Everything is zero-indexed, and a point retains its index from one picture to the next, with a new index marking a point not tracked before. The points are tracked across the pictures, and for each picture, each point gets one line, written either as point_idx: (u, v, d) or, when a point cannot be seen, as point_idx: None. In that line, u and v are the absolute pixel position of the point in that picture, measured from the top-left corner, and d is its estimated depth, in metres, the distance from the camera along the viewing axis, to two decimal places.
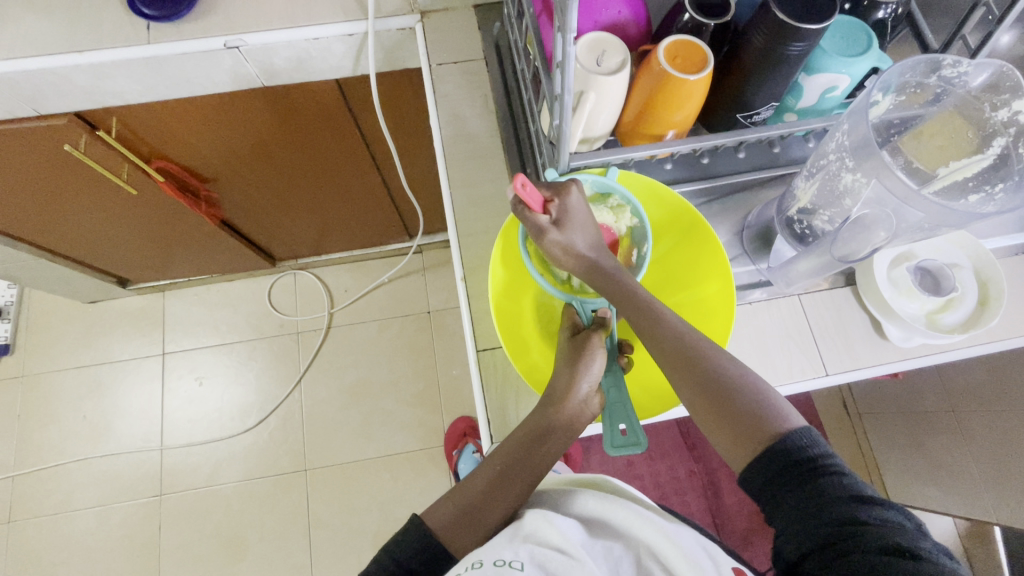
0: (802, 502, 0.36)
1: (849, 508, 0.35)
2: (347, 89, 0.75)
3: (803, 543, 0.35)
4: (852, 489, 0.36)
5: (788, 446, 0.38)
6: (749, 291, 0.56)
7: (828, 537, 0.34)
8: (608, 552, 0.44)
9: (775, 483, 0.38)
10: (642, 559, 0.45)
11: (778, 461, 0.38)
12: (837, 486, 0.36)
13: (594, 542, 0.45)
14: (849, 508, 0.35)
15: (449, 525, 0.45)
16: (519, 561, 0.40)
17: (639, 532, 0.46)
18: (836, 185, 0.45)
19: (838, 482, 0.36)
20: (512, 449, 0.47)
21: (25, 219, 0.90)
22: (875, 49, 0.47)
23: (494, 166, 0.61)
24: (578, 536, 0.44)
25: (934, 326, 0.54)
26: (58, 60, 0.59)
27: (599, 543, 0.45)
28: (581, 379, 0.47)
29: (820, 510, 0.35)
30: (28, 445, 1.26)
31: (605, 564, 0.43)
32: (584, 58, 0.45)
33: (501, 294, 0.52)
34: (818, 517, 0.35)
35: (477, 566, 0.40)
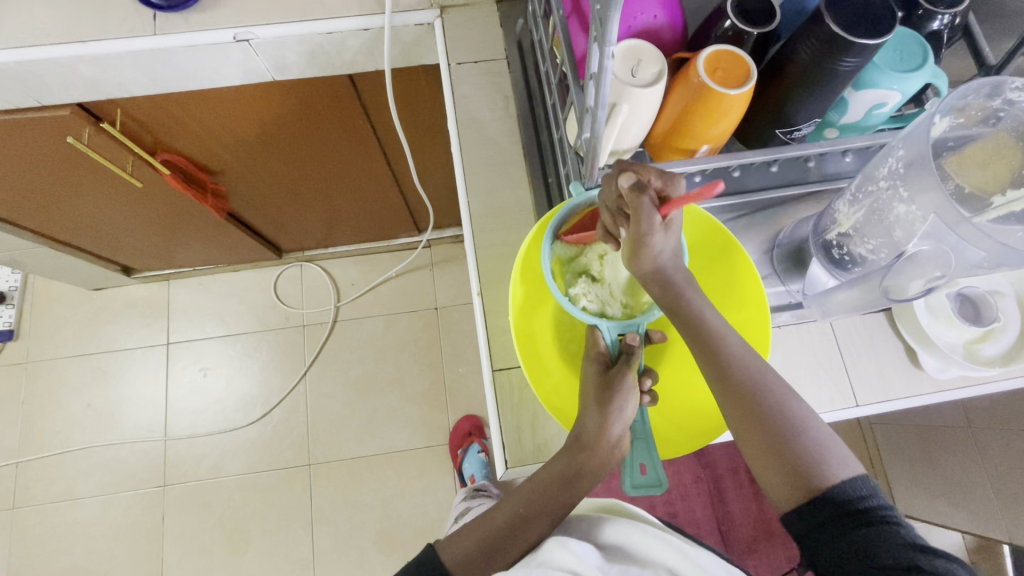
0: (854, 548, 0.35)
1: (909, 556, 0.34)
2: (360, 84, 0.72)
3: None
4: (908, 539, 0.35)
5: (836, 492, 0.37)
6: (778, 314, 0.53)
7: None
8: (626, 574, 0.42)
9: (818, 525, 0.37)
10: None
11: (827, 510, 0.37)
12: (891, 536, 0.35)
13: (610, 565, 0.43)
14: (906, 554, 0.34)
15: (467, 560, 0.45)
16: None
17: (660, 554, 0.44)
18: (887, 214, 0.42)
19: (893, 531, 0.35)
20: (533, 489, 0.46)
21: (29, 209, 0.88)
22: (930, 65, 0.43)
23: (513, 174, 0.58)
24: (594, 560, 0.42)
25: (972, 357, 0.51)
26: (60, 50, 0.56)
27: (616, 566, 0.43)
28: (612, 423, 0.44)
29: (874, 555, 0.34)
30: (31, 431, 1.25)
31: None
32: (619, 68, 0.42)
33: (521, 314, 0.49)
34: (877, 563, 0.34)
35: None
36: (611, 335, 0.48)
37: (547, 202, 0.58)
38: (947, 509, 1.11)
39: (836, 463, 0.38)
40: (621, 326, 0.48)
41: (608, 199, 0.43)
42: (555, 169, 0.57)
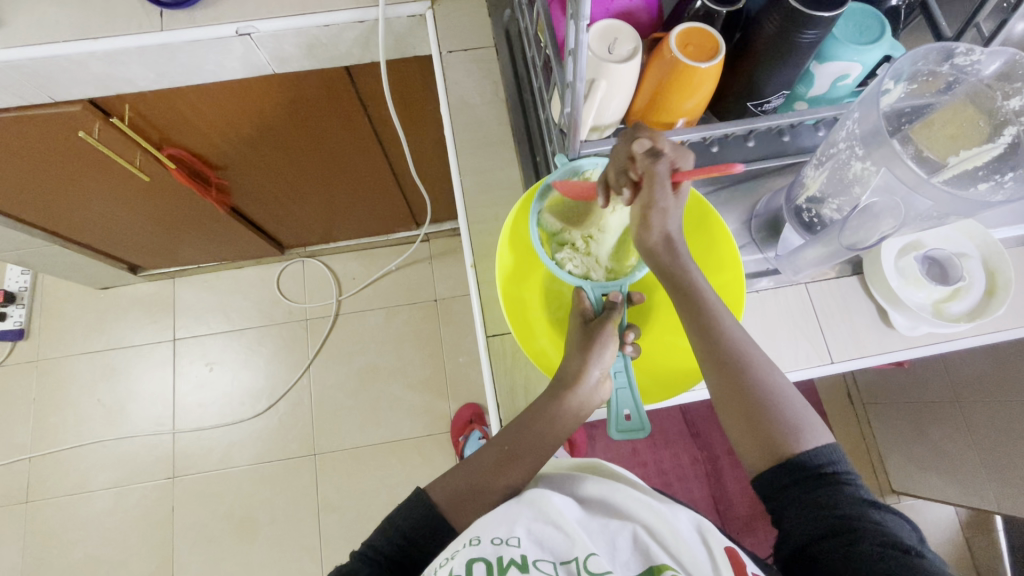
0: (815, 501, 0.41)
1: (863, 510, 0.39)
2: (356, 76, 0.75)
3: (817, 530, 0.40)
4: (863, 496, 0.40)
5: (807, 454, 0.42)
6: (756, 280, 0.56)
7: (841, 527, 0.39)
8: (605, 526, 0.45)
9: (794, 481, 0.42)
10: (639, 535, 0.45)
11: (800, 472, 0.42)
12: (849, 493, 0.41)
13: (590, 519, 0.45)
14: (860, 508, 0.39)
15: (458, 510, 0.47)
16: (516, 538, 0.42)
17: (636, 511, 0.47)
18: (846, 173, 0.45)
19: (850, 488, 0.41)
20: (517, 429, 0.48)
21: (41, 206, 0.91)
22: (888, 37, 0.47)
23: (503, 154, 0.61)
24: (574, 514, 0.45)
25: (941, 315, 0.54)
26: (72, 47, 0.60)
27: (596, 520, 0.45)
28: (592, 365, 0.47)
29: (833, 505, 0.40)
30: (43, 428, 1.28)
31: (601, 537, 0.44)
32: (596, 45, 0.45)
33: (510, 279, 0.52)
34: (836, 513, 0.39)
35: (476, 543, 0.41)
36: (595, 294, 0.51)
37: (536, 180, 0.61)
38: (939, 483, 1.13)
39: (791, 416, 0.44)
40: (605, 286, 0.51)
41: (619, 156, 0.45)
42: (542, 148, 0.61)
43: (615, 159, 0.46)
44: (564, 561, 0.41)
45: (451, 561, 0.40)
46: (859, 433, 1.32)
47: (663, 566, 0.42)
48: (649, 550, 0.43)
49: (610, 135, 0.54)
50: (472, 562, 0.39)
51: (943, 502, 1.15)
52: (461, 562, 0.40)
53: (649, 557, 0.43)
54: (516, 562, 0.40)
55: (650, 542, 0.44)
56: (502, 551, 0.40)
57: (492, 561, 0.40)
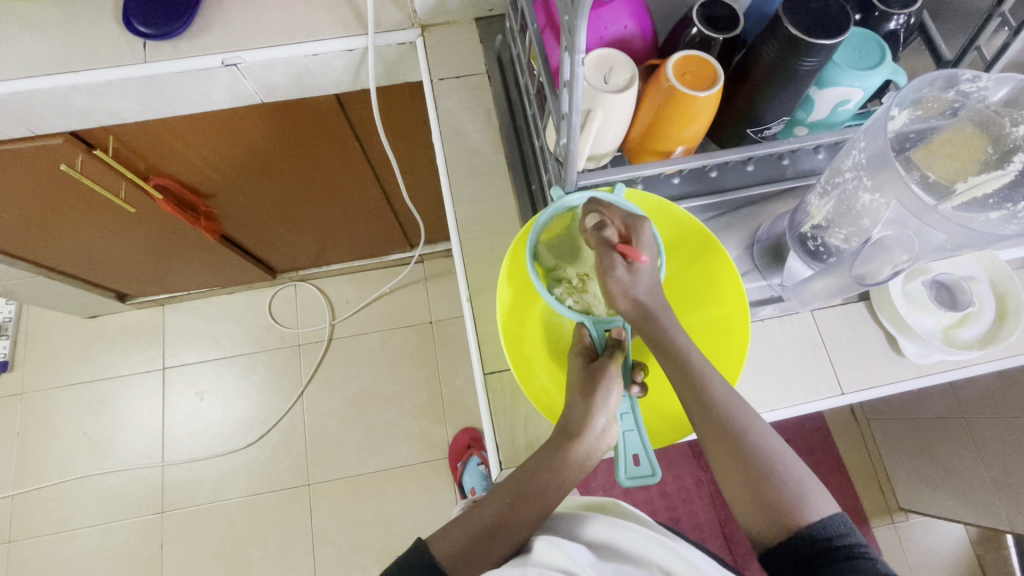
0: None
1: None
2: (347, 103, 0.74)
3: None
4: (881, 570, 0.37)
5: (807, 526, 0.40)
6: (761, 307, 0.54)
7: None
8: (619, 571, 0.42)
9: (803, 560, 0.39)
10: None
11: (804, 549, 0.39)
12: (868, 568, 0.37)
13: (603, 564, 0.43)
14: None
15: (457, 560, 0.44)
16: None
17: (651, 551, 0.44)
18: (854, 203, 0.44)
19: (867, 563, 0.37)
20: (520, 477, 0.46)
21: (24, 239, 0.89)
22: (889, 62, 0.46)
23: (498, 183, 0.59)
24: (587, 560, 0.42)
25: (951, 341, 0.52)
26: (52, 81, 0.58)
27: (609, 564, 0.43)
28: (597, 414, 0.45)
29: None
30: (27, 463, 1.24)
31: None
32: (591, 75, 0.44)
33: (509, 314, 0.51)
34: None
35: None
36: (597, 330, 0.49)
37: (532, 209, 0.59)
38: (947, 501, 1.11)
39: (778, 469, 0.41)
40: (607, 322, 0.49)
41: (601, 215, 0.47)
42: (538, 177, 0.59)
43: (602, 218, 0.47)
44: None
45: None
46: (865, 449, 1.29)
47: None
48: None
49: (607, 163, 0.53)
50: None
51: (952, 520, 1.13)
52: None
53: None
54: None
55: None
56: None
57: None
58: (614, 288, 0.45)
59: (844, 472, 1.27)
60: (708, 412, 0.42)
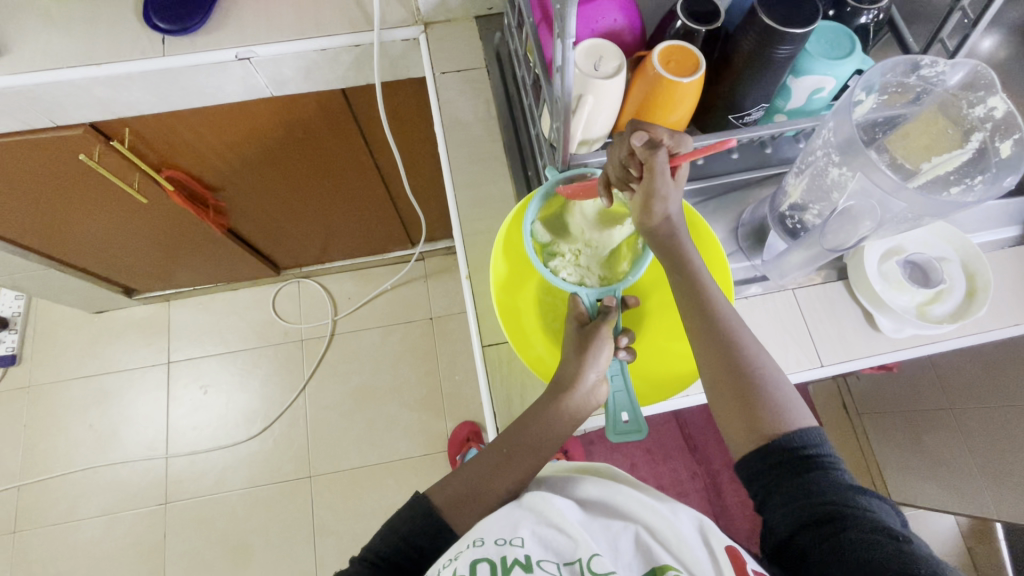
0: (800, 485, 0.40)
1: (850, 495, 0.39)
2: (352, 98, 0.77)
3: (800, 519, 0.39)
4: (845, 482, 0.40)
5: (789, 436, 0.42)
6: (745, 286, 0.58)
7: (826, 513, 0.39)
8: (607, 527, 0.44)
9: (778, 465, 0.42)
10: (641, 537, 0.43)
11: (780, 456, 0.42)
12: (834, 478, 0.40)
13: (592, 520, 0.44)
14: (845, 493, 0.39)
15: (454, 507, 0.46)
16: (520, 538, 0.41)
17: (639, 511, 0.45)
18: (824, 181, 0.47)
19: (833, 472, 0.41)
20: (516, 431, 0.49)
21: (39, 230, 0.92)
22: (858, 52, 0.49)
23: (496, 169, 0.63)
24: (577, 515, 0.44)
25: (925, 317, 0.56)
26: (76, 73, 0.62)
27: (597, 520, 0.44)
28: (588, 369, 0.48)
29: (818, 492, 0.40)
30: (33, 455, 1.26)
31: (604, 540, 0.42)
32: (582, 62, 0.47)
33: (505, 288, 0.54)
34: (821, 496, 0.39)
35: (478, 543, 0.40)
36: (590, 299, 0.52)
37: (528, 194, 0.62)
38: (937, 491, 1.13)
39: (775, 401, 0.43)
40: (599, 291, 0.52)
41: (620, 154, 0.46)
42: (534, 164, 0.63)
43: (613, 160, 0.47)
44: (567, 562, 0.40)
45: (454, 561, 0.39)
46: (857, 443, 1.32)
47: (667, 565, 0.41)
48: (651, 551, 0.42)
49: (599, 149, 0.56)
50: (475, 563, 0.38)
51: (941, 510, 1.15)
52: (464, 563, 0.39)
53: (650, 558, 0.42)
54: (519, 563, 0.38)
55: (653, 543, 0.43)
56: (505, 551, 0.39)
57: (495, 560, 0.39)
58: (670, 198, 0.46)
59: None
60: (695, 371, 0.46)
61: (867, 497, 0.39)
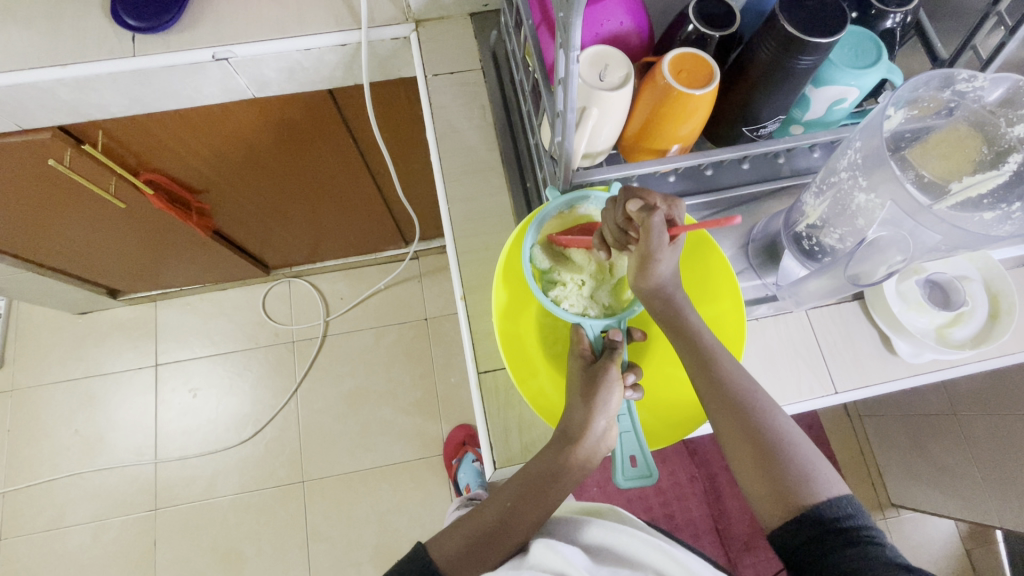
0: (838, 560, 0.38)
1: (894, 571, 0.36)
2: (340, 98, 0.73)
3: None
4: (889, 556, 0.37)
5: (819, 505, 0.41)
6: (755, 307, 0.54)
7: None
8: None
9: (811, 539, 0.40)
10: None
11: (811, 528, 0.40)
12: (876, 553, 0.37)
13: (599, 568, 0.45)
14: (890, 569, 0.36)
15: (456, 560, 0.45)
16: None
17: (648, 556, 0.46)
18: (849, 203, 0.44)
19: (877, 549, 0.38)
20: (520, 484, 0.46)
21: (13, 235, 0.88)
22: (884, 61, 0.46)
23: (493, 180, 0.59)
24: (583, 562, 0.44)
25: (945, 341, 0.53)
26: (39, 75, 0.57)
27: (605, 569, 0.45)
28: (597, 415, 0.44)
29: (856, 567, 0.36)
30: (18, 460, 1.23)
31: None
32: (587, 72, 0.43)
33: (505, 315, 0.50)
34: (860, 573, 0.36)
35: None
36: (595, 332, 0.49)
37: (527, 207, 0.59)
38: (938, 496, 1.12)
39: (825, 483, 0.41)
40: (604, 322, 0.49)
41: (614, 216, 0.44)
42: (533, 174, 0.59)
43: (608, 221, 0.45)
44: None
45: None
46: (857, 446, 1.30)
47: None
48: None
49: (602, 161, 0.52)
50: None
51: (941, 515, 1.14)
52: None
53: None
54: None
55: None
56: None
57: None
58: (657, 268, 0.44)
59: (837, 469, 1.28)
60: (714, 407, 0.44)
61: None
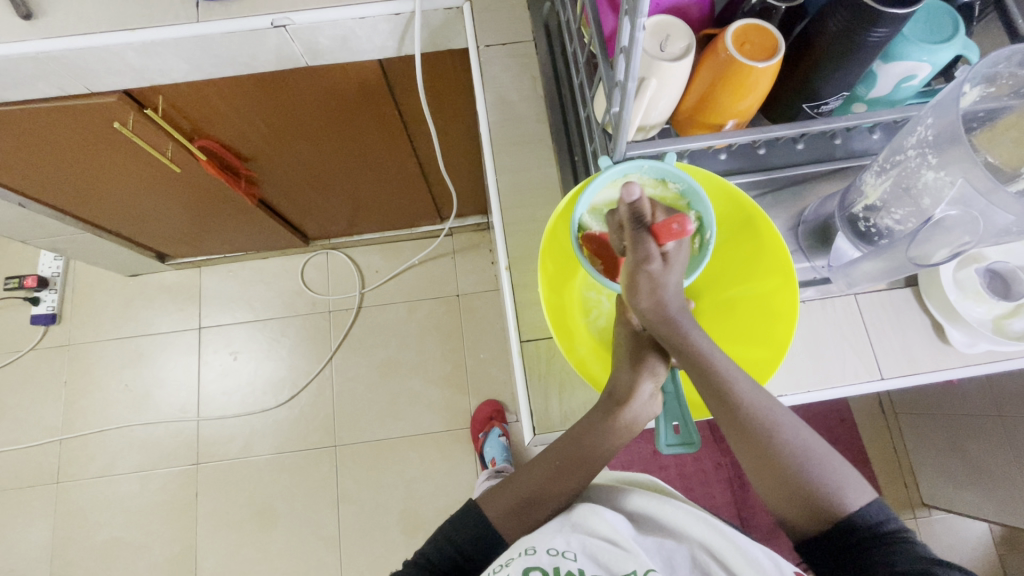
0: (868, 559, 0.41)
1: (923, 564, 0.39)
2: (389, 69, 0.74)
3: None
4: (920, 553, 0.40)
5: (852, 515, 0.43)
6: (803, 289, 0.54)
7: None
8: (660, 544, 0.45)
9: (843, 540, 0.43)
10: (697, 556, 0.45)
11: (843, 533, 0.43)
12: (906, 550, 0.41)
13: (644, 536, 0.46)
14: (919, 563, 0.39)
15: (506, 514, 0.49)
16: (572, 552, 0.43)
17: (692, 530, 0.46)
18: (914, 182, 0.43)
19: (911, 546, 0.41)
20: (563, 446, 0.49)
21: (78, 195, 0.93)
22: (961, 36, 0.44)
23: (540, 152, 0.60)
24: (627, 528, 0.45)
25: (1001, 332, 0.51)
26: (109, 38, 0.60)
27: (650, 538, 0.45)
28: (643, 379, 0.49)
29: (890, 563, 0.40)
30: (73, 410, 1.31)
31: (656, 556, 0.44)
32: (648, 42, 0.43)
33: (550, 284, 0.50)
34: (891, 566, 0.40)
35: (531, 553, 0.42)
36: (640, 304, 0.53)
37: (573, 180, 0.59)
38: (974, 498, 1.09)
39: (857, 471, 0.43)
40: None
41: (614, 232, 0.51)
42: (581, 147, 0.59)
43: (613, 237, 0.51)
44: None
45: (506, 568, 0.42)
46: (890, 443, 1.27)
47: None
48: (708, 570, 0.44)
49: (655, 135, 0.52)
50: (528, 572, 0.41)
51: (976, 518, 1.11)
52: (517, 569, 0.42)
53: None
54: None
55: (710, 564, 0.44)
56: (558, 562, 0.42)
57: (548, 571, 0.41)
58: (645, 282, 0.49)
59: (868, 465, 1.25)
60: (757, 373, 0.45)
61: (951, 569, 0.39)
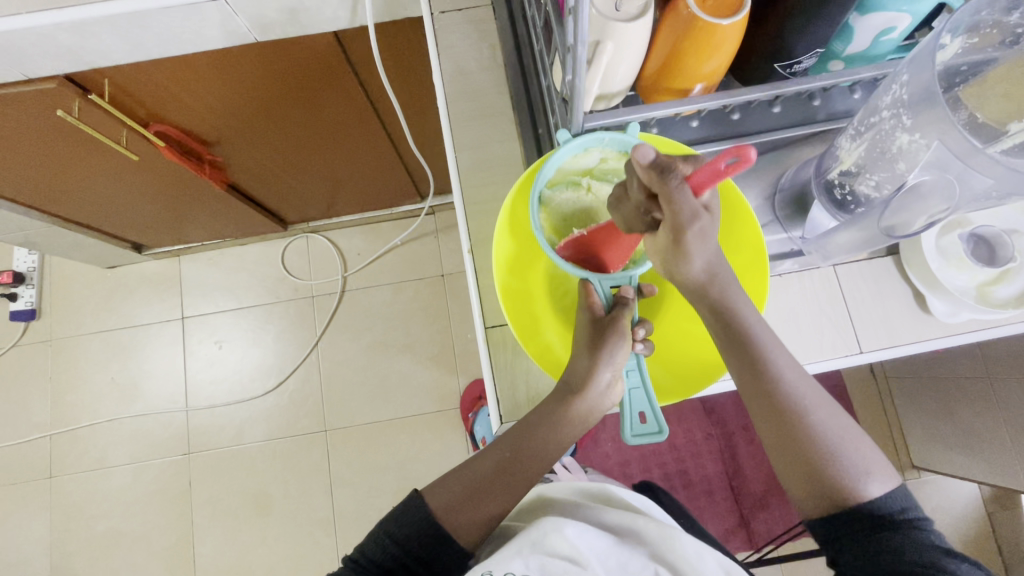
0: (880, 544, 0.39)
1: (936, 556, 0.38)
2: (345, 42, 0.69)
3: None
4: (932, 542, 0.39)
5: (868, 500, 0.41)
6: (779, 262, 0.51)
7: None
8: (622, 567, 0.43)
9: (854, 525, 0.41)
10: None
11: (855, 516, 0.41)
12: (918, 539, 0.39)
13: (607, 556, 0.44)
14: (932, 555, 0.38)
15: (454, 507, 0.46)
16: None
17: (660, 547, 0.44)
18: (889, 146, 0.40)
19: (922, 535, 0.40)
20: (524, 434, 0.48)
21: (39, 188, 0.89)
22: None
23: (502, 127, 0.57)
24: (590, 545, 0.44)
25: (985, 300, 0.49)
26: (37, 19, 0.56)
27: (613, 558, 0.44)
28: (603, 367, 0.46)
29: (903, 552, 0.38)
30: (60, 405, 1.30)
31: None
32: (601, 2, 0.39)
33: (509, 272, 0.49)
34: (900, 558, 0.38)
35: None
36: (606, 289, 0.48)
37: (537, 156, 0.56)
38: (963, 459, 1.09)
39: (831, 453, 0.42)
40: (614, 279, 0.48)
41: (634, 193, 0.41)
42: (545, 120, 0.55)
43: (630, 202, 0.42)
44: None
45: None
46: (881, 408, 1.27)
47: None
48: None
49: (619, 104, 0.49)
50: None
51: (964, 479, 1.12)
52: None
53: None
54: None
55: None
56: None
57: None
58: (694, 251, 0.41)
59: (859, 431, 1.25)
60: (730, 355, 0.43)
61: (961, 561, 0.38)
